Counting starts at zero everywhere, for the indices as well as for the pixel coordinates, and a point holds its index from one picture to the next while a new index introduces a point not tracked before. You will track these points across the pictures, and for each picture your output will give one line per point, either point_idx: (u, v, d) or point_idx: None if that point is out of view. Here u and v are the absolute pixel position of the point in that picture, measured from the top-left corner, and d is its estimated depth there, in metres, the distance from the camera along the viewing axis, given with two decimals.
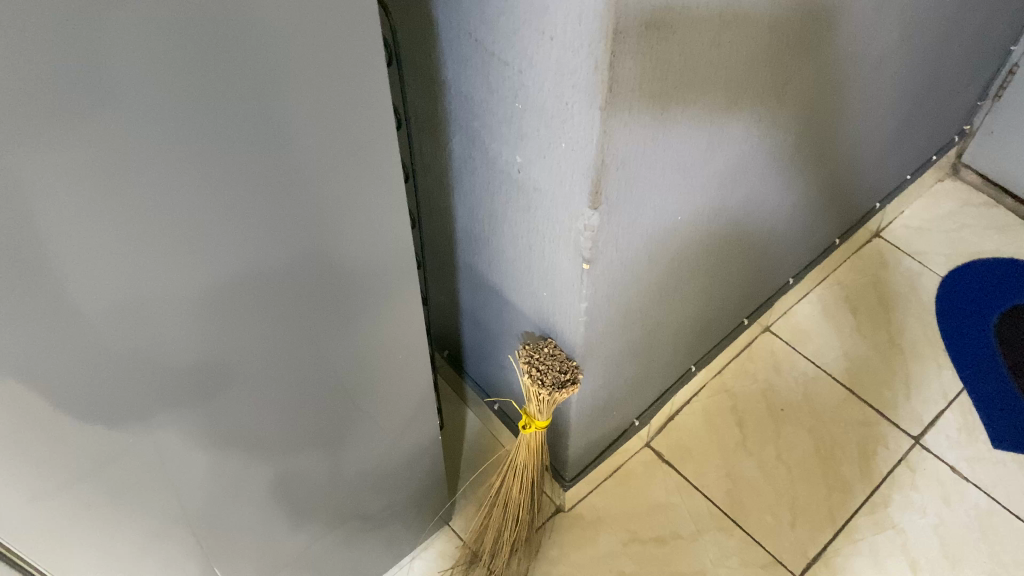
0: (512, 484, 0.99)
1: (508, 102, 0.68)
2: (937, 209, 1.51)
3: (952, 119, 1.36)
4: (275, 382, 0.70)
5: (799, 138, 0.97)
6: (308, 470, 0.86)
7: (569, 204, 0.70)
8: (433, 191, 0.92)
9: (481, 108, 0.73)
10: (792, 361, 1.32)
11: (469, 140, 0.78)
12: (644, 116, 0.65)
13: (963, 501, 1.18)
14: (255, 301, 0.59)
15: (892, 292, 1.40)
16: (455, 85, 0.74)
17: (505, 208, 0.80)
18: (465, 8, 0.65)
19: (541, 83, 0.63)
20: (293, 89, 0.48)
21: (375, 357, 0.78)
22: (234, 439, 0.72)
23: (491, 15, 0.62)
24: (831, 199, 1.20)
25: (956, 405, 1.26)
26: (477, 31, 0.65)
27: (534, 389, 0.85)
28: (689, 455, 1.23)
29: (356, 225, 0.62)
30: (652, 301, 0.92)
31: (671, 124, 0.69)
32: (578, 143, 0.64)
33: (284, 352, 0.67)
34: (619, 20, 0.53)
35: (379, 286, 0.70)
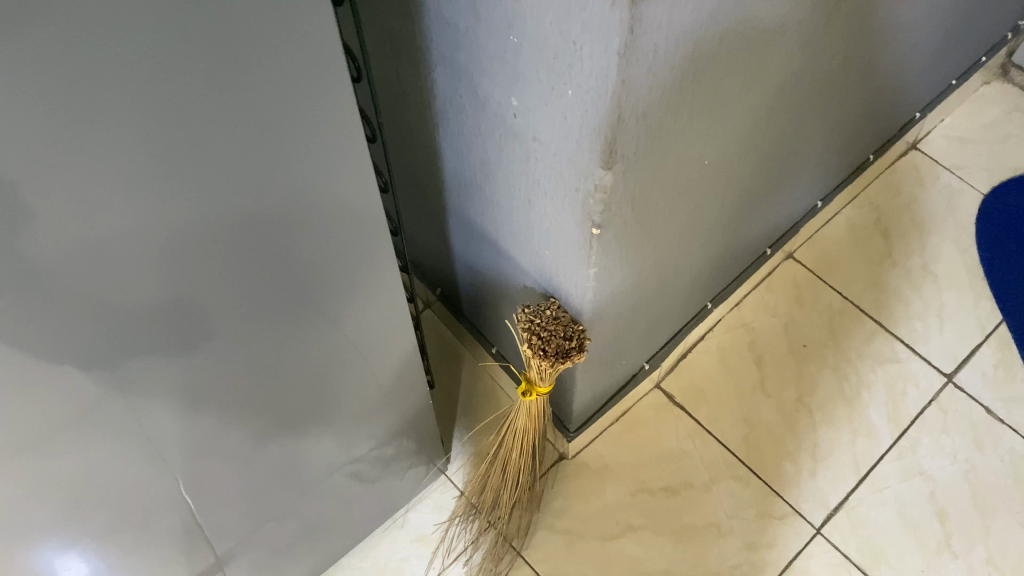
0: (513, 445, 0.90)
1: (499, 35, 0.55)
2: (983, 115, 1.35)
3: (1007, 17, 1.20)
4: (235, 368, 0.59)
5: (846, 52, 0.82)
6: (284, 445, 0.77)
7: (578, 162, 0.58)
8: (415, 124, 0.78)
9: (468, 39, 0.59)
10: (816, 291, 1.21)
11: (455, 73, 0.64)
12: (672, 56, 0.51)
13: (997, 445, 1.09)
14: (219, 247, 0.46)
15: (928, 211, 1.27)
16: (435, 8, 0.60)
17: (500, 155, 0.67)
18: None
19: (540, 17, 0.49)
20: (208, 57, 0.36)
21: (354, 328, 0.67)
22: (193, 435, 0.62)
23: None
24: (869, 114, 1.06)
25: (994, 339, 1.16)
26: None
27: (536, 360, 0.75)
28: (703, 397, 1.14)
29: (320, 204, 0.50)
30: (669, 250, 0.80)
31: (703, 58, 0.55)
32: (587, 93, 0.51)
33: (242, 337, 0.56)
34: None
35: (354, 260, 0.58)
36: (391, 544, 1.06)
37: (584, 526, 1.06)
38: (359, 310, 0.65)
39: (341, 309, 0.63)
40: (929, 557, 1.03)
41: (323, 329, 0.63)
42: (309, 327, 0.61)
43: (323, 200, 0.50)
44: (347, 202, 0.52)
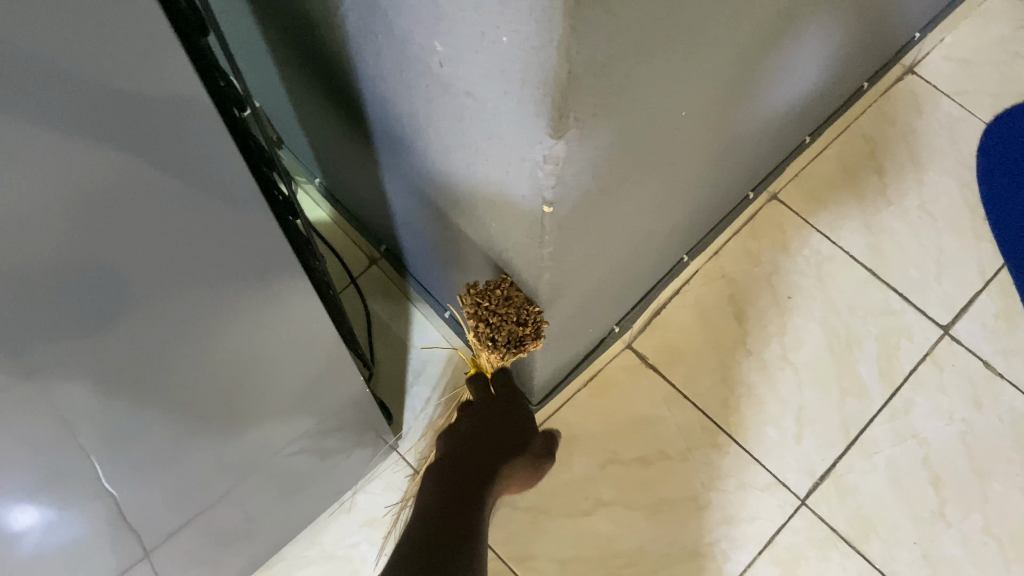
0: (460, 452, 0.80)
1: None
2: (987, 33, 1.22)
3: None
4: (113, 412, 0.46)
5: None
6: (197, 464, 0.65)
7: (519, 125, 0.45)
8: (329, 58, 0.65)
9: None
10: (803, 237, 1.10)
11: (366, 6, 0.51)
12: None
13: (996, 402, 1.01)
14: (131, 201, 0.32)
15: (925, 144, 1.15)
16: None
17: (429, 108, 0.54)
18: None
19: None
20: None
21: (268, 342, 0.54)
22: (61, 485, 0.50)
23: None
24: (866, 38, 0.93)
25: (995, 285, 1.06)
26: None
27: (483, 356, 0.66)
28: (679, 358, 1.04)
29: (180, 227, 0.36)
30: (639, 211, 0.68)
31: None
32: (526, 43, 0.38)
33: (114, 382, 0.43)
34: None
35: (253, 279, 0.44)
36: (338, 529, 0.97)
37: (549, 504, 0.97)
38: (275, 325, 0.52)
39: (247, 331, 0.49)
40: (923, 526, 0.95)
41: (220, 357, 0.50)
42: (203, 358, 0.48)
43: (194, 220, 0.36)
44: (230, 216, 0.38)
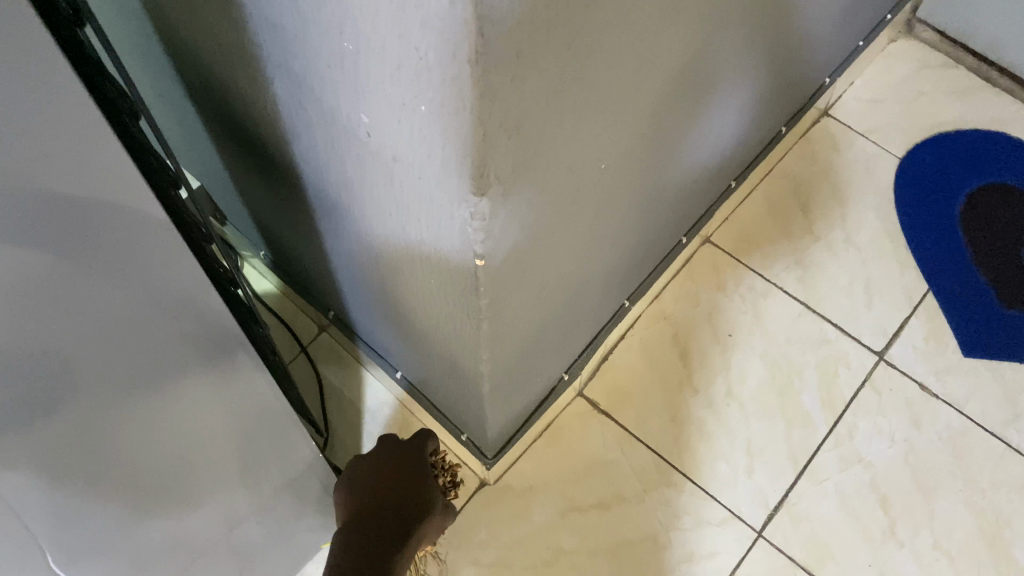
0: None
1: (331, 37, 0.44)
2: (892, 73, 1.30)
3: None
4: (51, 498, 0.46)
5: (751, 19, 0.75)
6: (153, 547, 0.64)
7: (440, 182, 0.48)
8: (256, 132, 0.68)
9: (297, 42, 0.48)
10: (737, 275, 1.14)
11: (295, 84, 0.53)
12: (541, 54, 0.42)
13: (935, 421, 1.05)
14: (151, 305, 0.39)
15: (847, 180, 1.21)
16: (256, 9, 0.48)
17: (361, 174, 0.57)
18: None
19: (370, 17, 0.39)
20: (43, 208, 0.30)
21: (198, 417, 0.53)
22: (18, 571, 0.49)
23: None
24: (781, 81, 0.99)
25: (922, 310, 1.11)
26: None
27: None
28: (629, 401, 1.06)
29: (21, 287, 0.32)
30: (571, 261, 0.71)
31: (584, 51, 0.46)
32: (440, 108, 0.41)
33: (34, 476, 0.43)
34: None
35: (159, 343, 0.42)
36: None
37: (511, 556, 0.97)
38: (196, 392, 0.50)
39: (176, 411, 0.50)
40: (877, 547, 0.98)
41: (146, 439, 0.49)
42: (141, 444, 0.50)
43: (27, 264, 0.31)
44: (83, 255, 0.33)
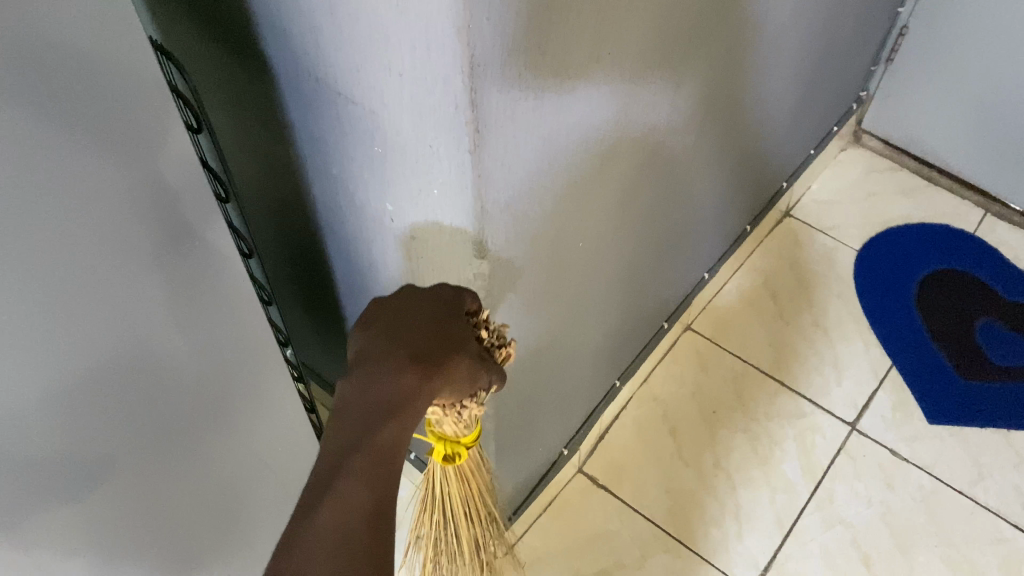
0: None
1: (363, 144, 0.58)
2: (845, 178, 1.47)
3: (848, 87, 1.36)
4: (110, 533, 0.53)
5: (704, 119, 0.93)
6: None
7: (452, 252, 0.61)
8: (294, 236, 0.81)
9: (335, 153, 0.62)
10: (716, 358, 1.26)
11: (331, 187, 0.67)
12: (524, 145, 0.56)
13: (907, 483, 1.14)
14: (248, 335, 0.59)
15: (811, 272, 1.35)
16: (303, 128, 0.63)
17: (383, 256, 0.70)
18: (300, 42, 0.54)
19: (397, 125, 0.53)
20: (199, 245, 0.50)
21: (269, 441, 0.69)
22: None
23: (326, 47, 0.52)
24: (742, 177, 1.17)
25: (888, 383, 1.22)
26: (316, 69, 0.55)
27: (389, 397, 0.44)
28: (625, 475, 1.15)
29: (115, 248, 0.43)
30: (561, 331, 0.84)
31: (558, 145, 0.61)
32: (449, 189, 0.55)
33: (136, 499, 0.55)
34: (473, 52, 0.45)
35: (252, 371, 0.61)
36: None
37: None
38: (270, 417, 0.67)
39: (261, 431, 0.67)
40: None
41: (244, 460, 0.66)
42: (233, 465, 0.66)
43: (121, 216, 0.42)
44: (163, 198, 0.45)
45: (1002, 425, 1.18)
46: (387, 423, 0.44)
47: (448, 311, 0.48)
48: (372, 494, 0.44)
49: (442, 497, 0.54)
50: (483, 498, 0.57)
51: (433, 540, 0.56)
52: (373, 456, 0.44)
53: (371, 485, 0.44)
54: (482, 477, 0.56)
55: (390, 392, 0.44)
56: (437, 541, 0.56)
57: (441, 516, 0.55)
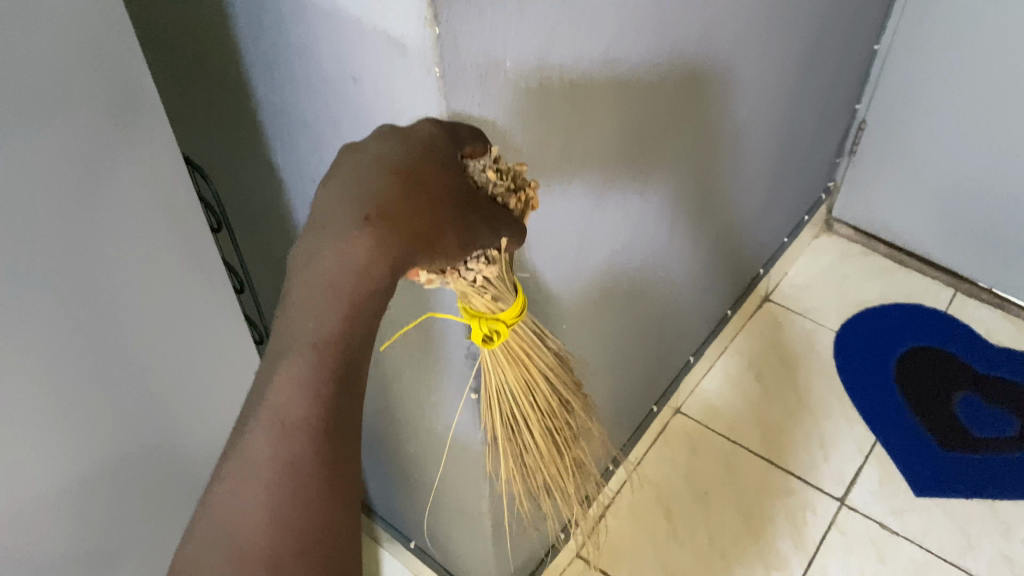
0: (539, 462, 0.64)
1: None
2: (820, 264, 1.55)
3: (815, 179, 1.46)
4: None
5: (680, 212, 1.01)
6: None
7: (447, 335, 0.66)
8: None
9: None
10: (707, 439, 1.30)
11: None
12: None
13: (898, 555, 1.15)
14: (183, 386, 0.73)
15: (793, 352, 1.41)
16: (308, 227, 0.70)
17: (383, 343, 0.76)
18: (306, 152, 0.61)
19: None
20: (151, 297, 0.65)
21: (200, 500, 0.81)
22: None
23: (328, 154, 0.59)
24: (721, 263, 1.24)
25: (873, 458, 1.26)
26: (319, 173, 0.62)
27: (344, 280, 0.39)
28: (622, 556, 1.17)
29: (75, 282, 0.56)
30: None
31: (539, 235, 0.67)
32: None
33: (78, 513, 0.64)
34: None
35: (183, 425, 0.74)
36: None
37: None
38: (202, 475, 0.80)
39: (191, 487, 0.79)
40: None
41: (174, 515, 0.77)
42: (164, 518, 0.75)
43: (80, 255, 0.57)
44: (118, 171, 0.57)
45: (987, 495, 1.21)
46: (344, 310, 0.39)
47: (421, 155, 0.41)
48: (335, 390, 0.41)
49: (501, 384, 0.59)
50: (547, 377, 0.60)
51: (508, 426, 0.62)
52: (332, 348, 0.40)
53: (333, 380, 0.40)
54: (542, 364, 0.59)
55: (353, 266, 0.39)
56: (513, 427, 0.61)
57: (508, 406, 0.60)
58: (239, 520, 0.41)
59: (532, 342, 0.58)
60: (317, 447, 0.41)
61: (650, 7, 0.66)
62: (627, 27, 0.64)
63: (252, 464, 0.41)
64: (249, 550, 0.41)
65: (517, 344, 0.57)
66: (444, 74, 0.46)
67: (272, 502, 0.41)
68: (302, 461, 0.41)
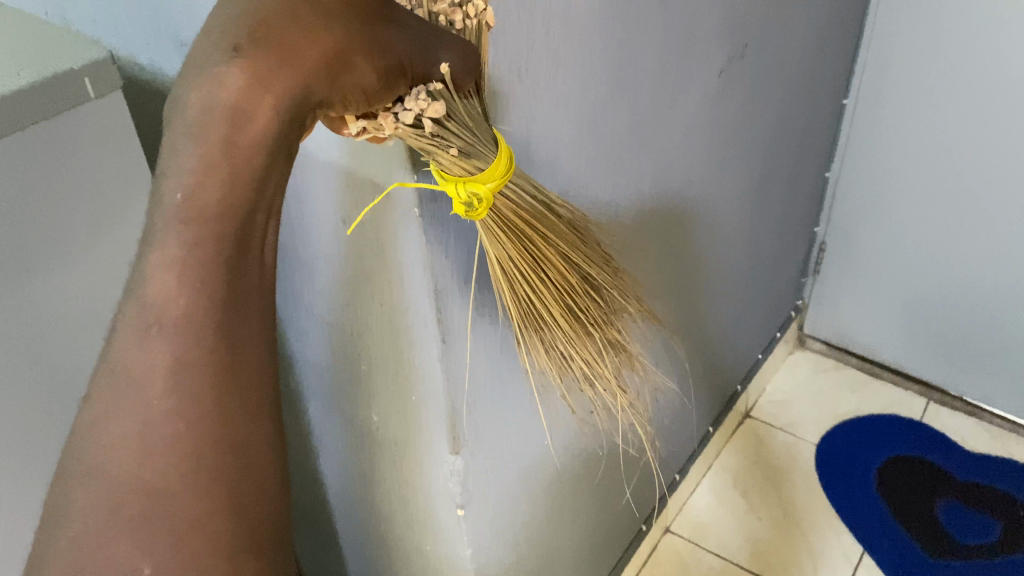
0: (583, 358, 0.55)
1: (356, 365, 0.71)
2: (795, 379, 1.61)
3: (783, 297, 1.54)
4: None
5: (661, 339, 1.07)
6: None
7: (433, 451, 0.71)
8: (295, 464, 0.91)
9: (330, 375, 0.75)
10: (697, 557, 1.30)
11: (329, 407, 0.79)
12: (486, 358, 0.69)
13: None
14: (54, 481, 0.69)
15: (776, 466, 1.44)
16: (303, 356, 0.76)
17: (374, 464, 0.80)
18: (305, 290, 0.69)
19: (382, 346, 0.66)
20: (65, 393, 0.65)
21: None
22: None
23: (323, 288, 0.67)
24: (701, 381, 1.29)
25: (862, 568, 1.26)
26: (316, 307, 0.69)
27: (225, 116, 0.34)
28: None
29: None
30: (541, 529, 0.92)
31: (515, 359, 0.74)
32: (425, 394, 0.66)
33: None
34: (437, 282, 0.58)
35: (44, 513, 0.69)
36: None
37: None
38: None
39: None
40: None
41: None
42: None
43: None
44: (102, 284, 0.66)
45: None
46: (226, 172, 0.34)
47: None
48: (225, 291, 0.36)
49: (516, 268, 0.50)
50: (561, 254, 0.51)
51: (534, 322, 0.53)
52: (217, 216, 0.35)
53: (224, 276, 0.35)
54: (558, 238, 0.51)
55: (251, 102, 0.34)
56: (539, 326, 0.53)
57: (528, 300, 0.52)
58: (115, 456, 0.35)
59: (540, 211, 0.50)
60: (212, 362, 0.36)
61: (607, 153, 0.76)
62: (587, 168, 0.73)
63: (134, 383, 0.35)
64: (131, 489, 0.35)
65: (522, 213, 0.49)
66: (422, 214, 0.54)
67: (155, 428, 0.35)
68: (193, 370, 0.35)
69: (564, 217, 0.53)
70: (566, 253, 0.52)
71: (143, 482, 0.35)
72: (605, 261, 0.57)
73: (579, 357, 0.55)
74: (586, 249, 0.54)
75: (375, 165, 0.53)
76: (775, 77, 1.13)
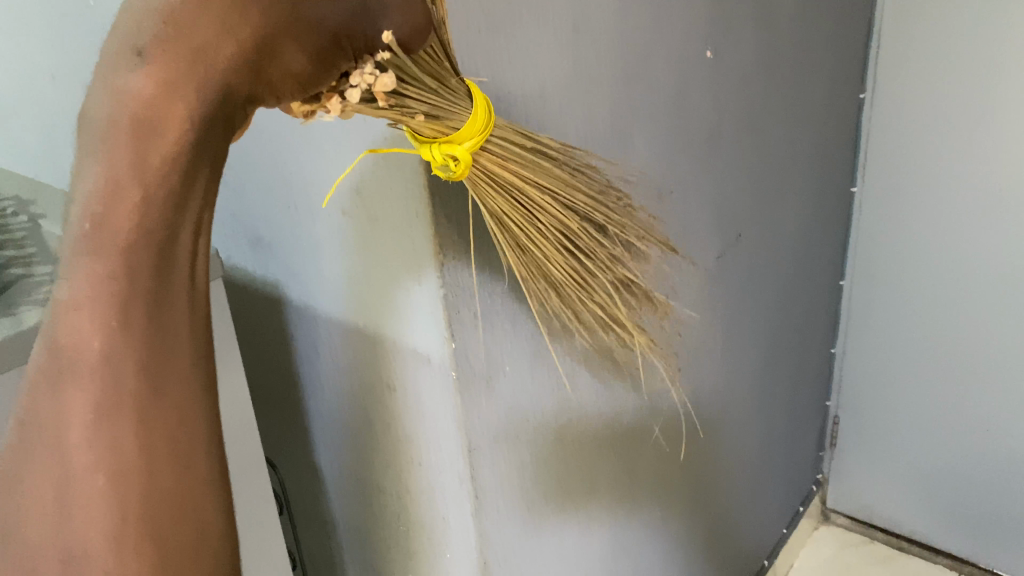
0: (595, 300, 0.61)
1: (403, 525, 0.79)
2: (822, 552, 1.61)
3: (802, 472, 1.58)
4: None
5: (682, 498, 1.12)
6: None
7: None
8: None
9: (383, 529, 0.83)
10: None
11: (383, 562, 0.86)
12: (513, 517, 0.75)
13: None
14: None
15: None
16: (363, 514, 0.85)
17: None
18: (370, 451, 0.78)
19: (425, 503, 0.74)
20: None
21: None
22: None
23: (383, 450, 0.76)
24: (725, 549, 1.31)
25: None
26: (379, 470, 0.78)
27: (133, 128, 0.36)
28: None
29: None
30: None
31: (541, 521, 0.79)
32: (460, 550, 0.73)
33: None
34: (471, 440, 0.66)
35: None
36: None
37: None
38: None
39: None
40: None
41: None
42: None
43: None
44: None
45: None
46: (138, 191, 0.36)
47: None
48: (147, 336, 0.36)
49: (518, 227, 0.55)
50: (558, 202, 0.56)
51: (543, 276, 0.58)
52: (130, 245, 0.36)
53: (145, 316, 0.36)
54: (553, 186, 0.56)
55: (165, 105, 0.36)
56: (551, 283, 0.59)
57: (536, 254, 0.56)
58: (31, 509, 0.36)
59: (532, 160, 0.55)
60: (129, 408, 0.36)
61: None
62: None
63: (51, 439, 0.36)
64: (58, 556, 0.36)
65: (514, 165, 0.53)
66: (459, 375, 0.63)
67: (72, 481, 0.36)
68: (112, 415, 0.36)
69: (561, 162, 0.58)
70: (562, 202, 0.56)
71: (61, 541, 0.36)
72: (606, 200, 0.61)
73: (591, 300, 0.60)
74: (585, 190, 0.58)
75: (419, 338, 0.63)
76: (771, 260, 1.24)
